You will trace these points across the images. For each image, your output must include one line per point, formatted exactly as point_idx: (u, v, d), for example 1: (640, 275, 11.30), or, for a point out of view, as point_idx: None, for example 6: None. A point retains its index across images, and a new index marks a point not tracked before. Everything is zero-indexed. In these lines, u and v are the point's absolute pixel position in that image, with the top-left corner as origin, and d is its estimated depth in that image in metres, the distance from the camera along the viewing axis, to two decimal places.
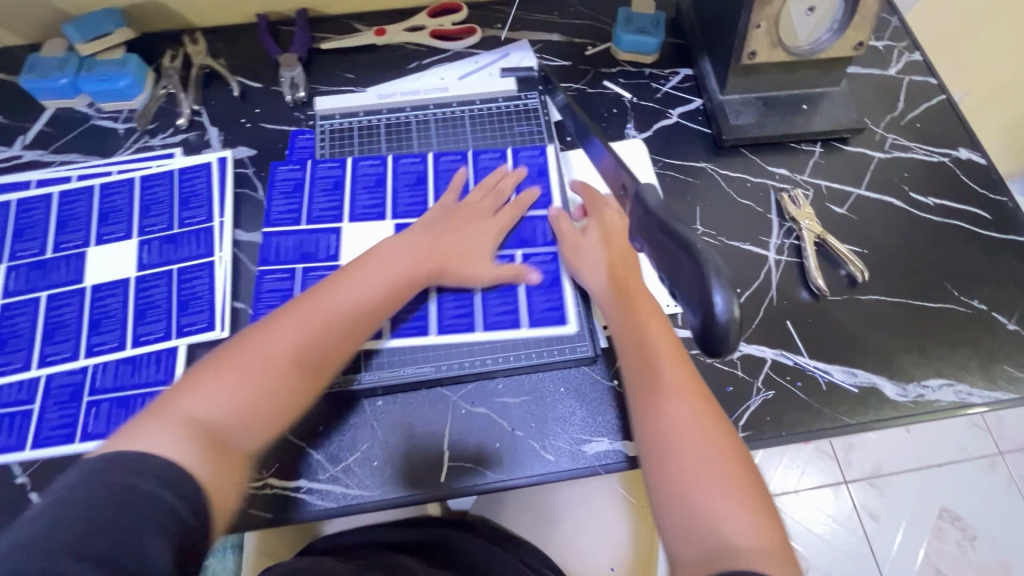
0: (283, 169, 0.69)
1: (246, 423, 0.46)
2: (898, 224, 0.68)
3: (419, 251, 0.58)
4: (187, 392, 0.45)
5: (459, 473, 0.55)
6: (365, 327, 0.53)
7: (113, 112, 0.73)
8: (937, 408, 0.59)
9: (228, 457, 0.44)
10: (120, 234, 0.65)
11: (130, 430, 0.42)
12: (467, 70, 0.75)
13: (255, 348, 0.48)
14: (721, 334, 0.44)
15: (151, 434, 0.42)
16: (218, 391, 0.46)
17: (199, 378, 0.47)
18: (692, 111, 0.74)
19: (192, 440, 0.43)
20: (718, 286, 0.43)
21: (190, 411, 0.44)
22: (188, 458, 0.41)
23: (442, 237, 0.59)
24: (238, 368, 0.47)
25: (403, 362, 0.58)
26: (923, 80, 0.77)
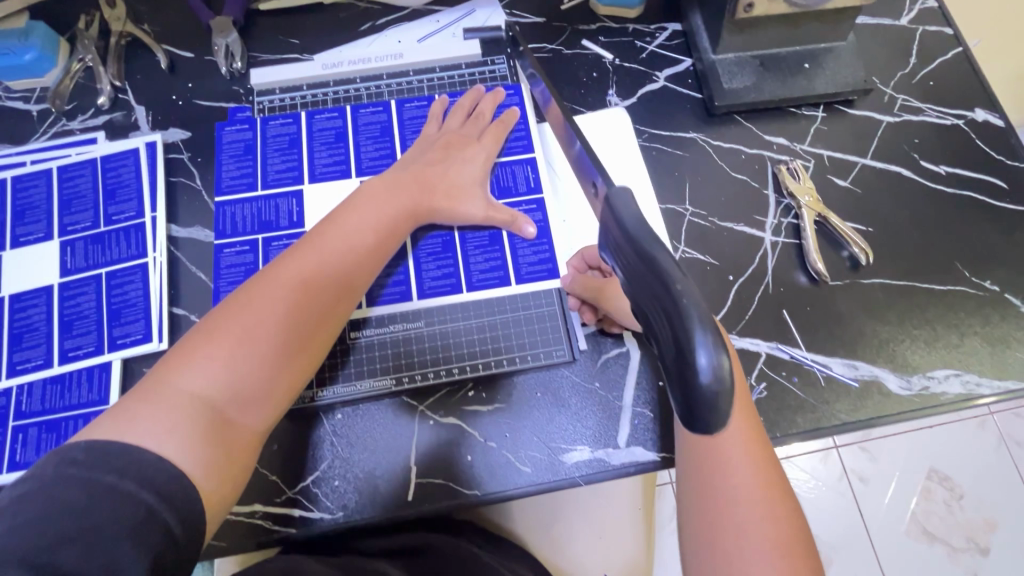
0: (229, 131, 0.62)
1: (247, 397, 0.43)
2: (906, 198, 0.62)
3: (404, 193, 0.54)
4: (175, 370, 0.41)
5: (427, 489, 0.51)
6: (358, 286, 0.50)
7: (24, 90, 0.64)
8: (943, 402, 0.55)
9: (233, 434, 0.42)
10: (40, 234, 0.57)
11: (124, 414, 0.39)
12: (427, 31, 0.66)
13: (242, 317, 0.44)
14: (709, 403, 0.34)
15: (146, 420, 0.38)
16: (215, 365, 0.42)
17: (188, 351, 0.43)
18: (682, 73, 0.66)
19: (195, 424, 0.40)
20: (704, 347, 0.31)
21: (183, 390, 0.41)
22: (193, 445, 0.39)
23: (424, 187, 0.55)
24: (228, 341, 0.43)
25: (365, 374, 0.54)
26: (938, 31, 0.69)
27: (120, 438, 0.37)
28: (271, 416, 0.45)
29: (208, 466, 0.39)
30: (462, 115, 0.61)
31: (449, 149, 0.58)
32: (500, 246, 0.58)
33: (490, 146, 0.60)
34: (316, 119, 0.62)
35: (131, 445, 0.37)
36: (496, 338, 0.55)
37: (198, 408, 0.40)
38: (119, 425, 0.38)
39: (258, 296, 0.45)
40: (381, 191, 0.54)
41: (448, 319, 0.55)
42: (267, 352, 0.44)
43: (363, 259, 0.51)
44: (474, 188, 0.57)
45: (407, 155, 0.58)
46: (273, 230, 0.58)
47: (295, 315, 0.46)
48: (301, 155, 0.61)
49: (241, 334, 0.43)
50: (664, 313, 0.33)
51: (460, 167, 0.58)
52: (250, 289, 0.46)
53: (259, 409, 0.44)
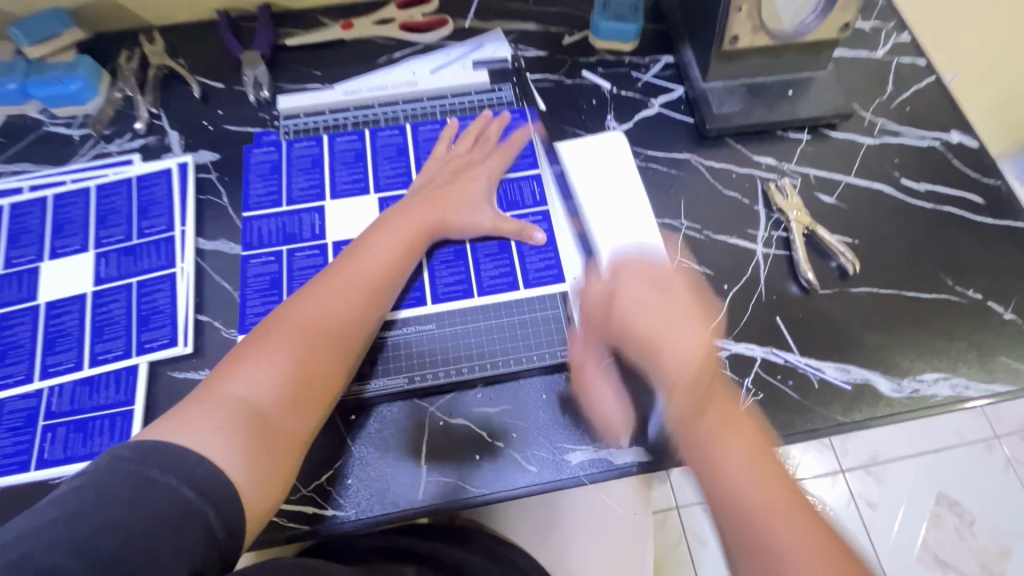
0: (256, 152, 0.67)
1: (285, 403, 0.47)
2: (889, 212, 0.66)
3: (424, 215, 0.59)
4: (224, 378, 0.47)
5: (438, 487, 0.53)
6: (382, 301, 0.54)
7: (67, 117, 0.69)
8: (933, 404, 0.57)
9: (275, 437, 0.46)
10: (77, 247, 0.61)
11: (179, 416, 0.44)
12: (440, 63, 0.72)
13: (282, 335, 0.49)
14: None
15: (197, 422, 0.43)
16: (258, 373, 0.47)
17: (237, 361, 0.48)
18: (675, 100, 0.71)
19: (237, 425, 0.44)
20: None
21: (230, 397, 0.46)
22: (231, 445, 0.43)
23: (437, 207, 0.60)
24: (268, 354, 0.48)
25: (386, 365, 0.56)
26: (912, 62, 0.74)
27: (174, 439, 0.42)
28: (310, 422, 0.48)
29: (245, 463, 0.43)
30: (470, 139, 0.66)
31: (457, 172, 0.63)
32: (508, 255, 0.61)
33: (492, 165, 0.65)
34: (333, 142, 0.67)
35: (176, 442, 0.41)
36: (505, 339, 0.58)
37: (242, 412, 0.45)
38: (173, 427, 0.42)
39: (293, 317, 0.50)
40: (400, 214, 0.59)
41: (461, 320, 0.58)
42: (305, 363, 0.48)
43: (385, 277, 0.55)
44: (480, 203, 0.62)
45: (421, 180, 0.63)
46: (294, 242, 0.62)
47: (325, 330, 0.50)
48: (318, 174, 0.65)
49: (280, 349, 0.48)
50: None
51: (469, 185, 0.62)
52: (287, 309, 0.51)
53: (298, 413, 0.48)
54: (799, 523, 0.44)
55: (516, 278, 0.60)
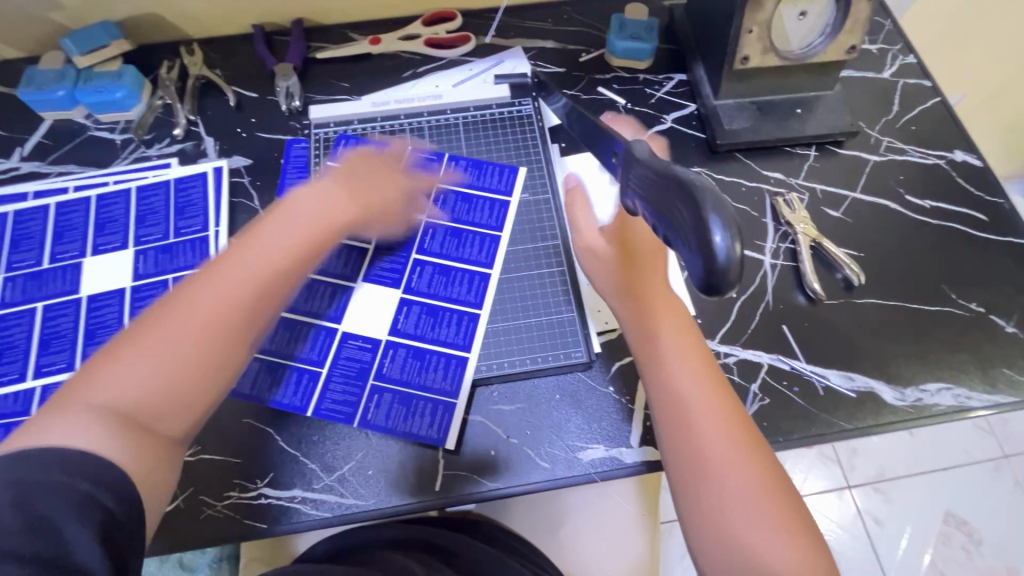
0: (294, 148, 0.71)
1: (165, 404, 0.42)
2: (894, 227, 0.68)
3: (335, 202, 0.55)
4: (94, 380, 0.41)
5: (455, 481, 0.55)
6: (282, 292, 0.49)
7: (110, 122, 0.73)
8: (936, 412, 0.58)
9: (154, 437, 0.42)
10: (117, 244, 0.65)
11: (41, 422, 0.39)
12: (463, 77, 0.76)
13: (167, 324, 0.44)
14: (720, 279, 0.33)
15: (62, 426, 0.38)
16: (137, 370, 0.42)
17: (106, 359, 0.42)
18: (687, 116, 0.74)
19: (109, 426, 0.39)
20: (716, 219, 0.32)
21: (101, 397, 0.40)
22: (114, 448, 0.39)
23: (349, 199, 0.56)
24: (143, 350, 0.42)
25: (342, 364, 0.58)
26: (917, 83, 0.77)
27: (36, 444, 0.37)
28: (193, 418, 0.44)
29: (130, 465, 0.39)
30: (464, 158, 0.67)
31: (367, 172, 0.60)
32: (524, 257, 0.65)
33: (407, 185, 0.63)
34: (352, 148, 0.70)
35: (53, 445, 0.37)
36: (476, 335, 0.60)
37: (117, 411, 0.40)
38: (38, 432, 0.38)
39: (176, 305, 0.45)
40: (310, 198, 0.54)
41: (430, 313, 0.61)
42: (191, 357, 0.43)
43: (292, 264, 0.50)
44: (411, 203, 0.61)
45: (336, 168, 0.59)
46: None
47: (223, 321, 0.45)
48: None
49: (154, 343, 0.43)
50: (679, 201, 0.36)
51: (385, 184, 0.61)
52: (170, 301, 0.45)
53: (179, 411, 0.43)
54: (741, 444, 0.45)
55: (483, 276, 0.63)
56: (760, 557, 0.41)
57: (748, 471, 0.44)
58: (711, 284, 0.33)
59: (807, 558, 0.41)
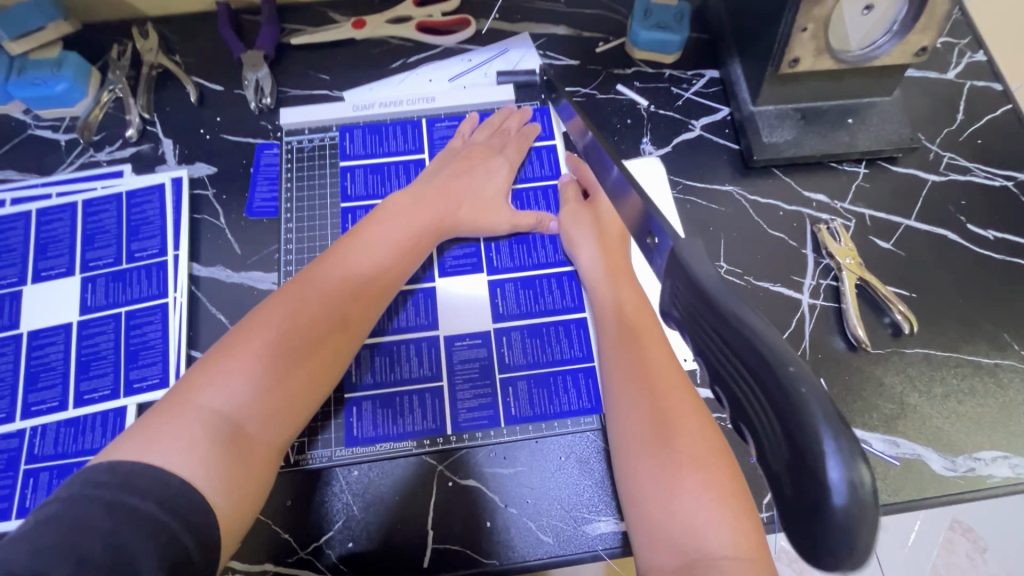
0: (267, 154, 0.62)
1: (267, 414, 0.42)
2: (952, 263, 0.59)
3: (426, 204, 0.55)
4: (198, 388, 0.40)
5: (444, 557, 0.49)
6: (380, 300, 0.50)
7: (53, 119, 0.63)
8: (989, 486, 0.52)
9: (252, 450, 0.41)
10: (62, 270, 0.57)
11: (148, 434, 0.38)
12: (460, 71, 0.66)
13: (276, 325, 0.44)
14: (841, 535, 0.24)
15: (168, 438, 0.37)
16: (237, 382, 0.41)
17: (210, 366, 0.42)
18: (718, 123, 0.65)
19: (214, 442, 0.39)
20: (829, 443, 0.24)
21: (208, 401, 0.40)
22: (209, 467, 0.37)
23: (448, 202, 0.56)
24: (253, 349, 0.42)
25: (459, 368, 0.54)
26: (986, 86, 0.66)
27: (143, 458, 0.36)
28: (290, 432, 0.43)
29: (227, 485, 0.38)
30: (489, 130, 0.61)
31: (473, 159, 0.59)
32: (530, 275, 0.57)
33: (512, 158, 0.60)
34: (351, 138, 0.63)
35: (152, 464, 0.36)
36: (589, 337, 0.55)
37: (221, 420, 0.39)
38: (144, 443, 0.37)
39: (282, 304, 0.45)
40: (407, 202, 0.54)
41: (533, 335, 0.55)
42: (297, 367, 0.44)
43: (391, 270, 0.51)
44: (497, 199, 0.58)
45: (430, 168, 0.59)
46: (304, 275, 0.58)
47: (322, 323, 0.45)
48: (345, 177, 0.61)
49: (262, 346, 0.42)
50: (754, 381, 0.27)
51: (482, 179, 0.58)
52: (278, 298, 0.45)
53: (279, 420, 0.43)
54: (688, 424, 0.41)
55: (571, 275, 0.57)
56: (692, 532, 0.37)
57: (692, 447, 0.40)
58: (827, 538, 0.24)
59: (749, 546, 0.36)
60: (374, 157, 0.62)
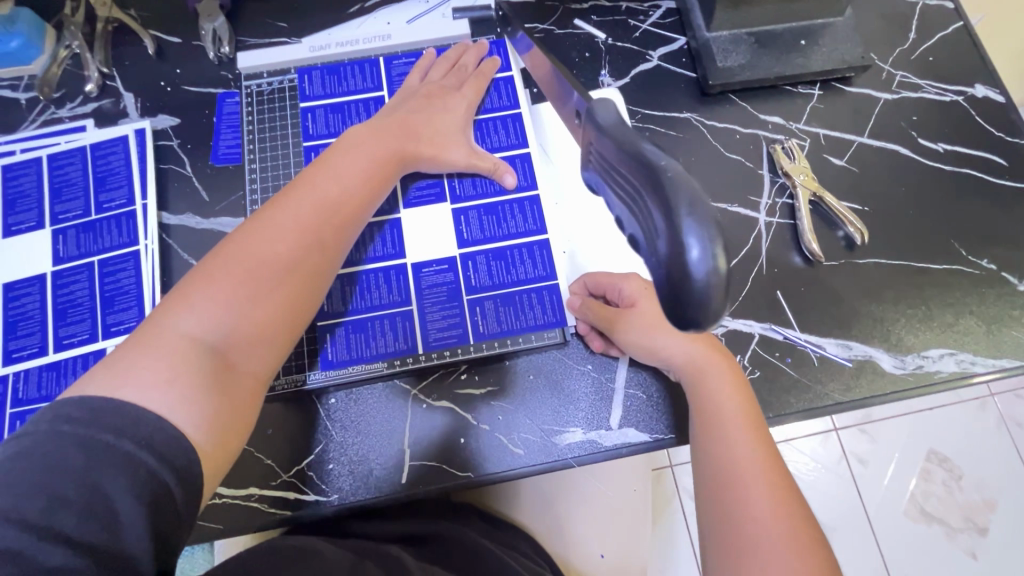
0: (229, 102, 0.63)
1: (246, 343, 0.42)
2: (904, 176, 0.61)
3: (388, 135, 0.54)
4: (170, 317, 0.40)
5: (422, 472, 0.52)
6: (350, 232, 0.50)
7: (12, 78, 0.63)
8: (937, 381, 0.54)
9: (235, 380, 0.41)
10: (32, 223, 0.57)
11: (122, 365, 0.37)
12: (417, 12, 0.66)
13: (244, 259, 0.43)
14: (698, 309, 0.26)
15: (145, 370, 0.37)
16: (213, 312, 0.40)
17: (183, 295, 0.41)
18: (676, 52, 0.65)
19: (194, 369, 0.38)
20: (691, 229, 0.25)
21: (179, 333, 0.39)
22: (194, 397, 0.37)
23: (408, 136, 0.55)
24: (221, 282, 0.42)
25: (427, 292, 0.56)
26: (938, 5, 0.67)
27: (116, 393, 0.35)
28: (273, 361, 0.44)
29: (209, 416, 0.38)
30: (446, 67, 0.62)
31: (431, 98, 0.58)
32: (493, 203, 0.59)
33: (470, 95, 0.60)
34: (309, 80, 0.63)
35: (127, 400, 0.35)
36: (552, 259, 0.57)
37: (197, 352, 0.39)
38: (113, 378, 0.36)
39: (253, 235, 0.44)
40: (370, 134, 0.53)
41: (497, 259, 0.57)
42: (269, 300, 0.43)
43: (357, 204, 0.50)
44: (456, 136, 0.58)
45: (388, 104, 0.58)
46: None
47: (295, 256, 0.45)
48: (306, 118, 0.62)
49: (234, 277, 0.42)
50: (642, 190, 0.28)
51: (440, 116, 0.58)
52: (244, 235, 0.45)
53: (259, 350, 0.43)
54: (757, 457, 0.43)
55: (532, 200, 0.59)
56: (745, 474, 0.42)
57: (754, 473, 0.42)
58: (685, 318, 0.27)
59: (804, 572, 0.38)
60: (334, 100, 0.62)
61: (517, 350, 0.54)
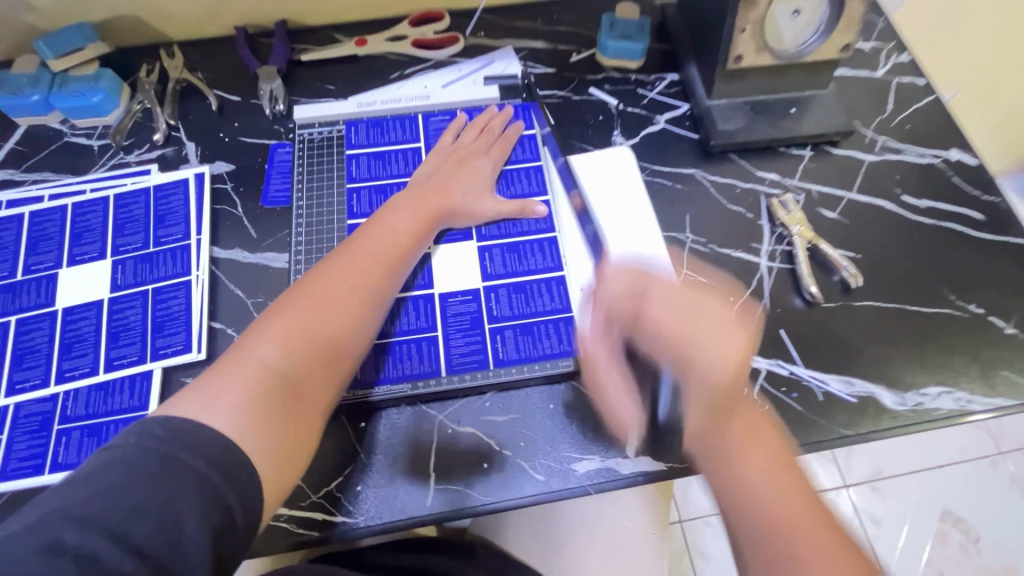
0: (281, 151, 0.70)
1: (309, 372, 0.48)
2: (892, 228, 0.67)
3: (427, 196, 0.62)
4: (249, 347, 0.47)
5: (447, 496, 0.53)
6: (398, 276, 0.56)
7: (88, 128, 0.71)
8: (936, 417, 0.57)
9: (298, 406, 0.46)
10: (94, 254, 0.63)
11: (207, 386, 0.43)
12: (452, 78, 0.74)
13: (310, 299, 0.50)
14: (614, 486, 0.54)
15: (223, 394, 0.43)
16: (283, 341, 0.47)
17: (260, 330, 0.48)
18: (680, 117, 0.73)
19: (263, 394, 0.44)
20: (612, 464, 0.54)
21: (256, 362, 0.46)
22: (259, 420, 0.43)
23: (444, 195, 0.62)
24: (286, 323, 0.49)
25: (452, 320, 0.60)
26: (912, 81, 0.76)
27: (196, 416, 0.40)
28: (329, 391, 0.49)
29: (269, 441, 0.42)
30: (476, 131, 0.69)
31: (463, 161, 0.66)
32: (518, 241, 0.64)
33: (496, 157, 0.68)
34: (355, 131, 0.70)
35: (201, 423, 0.40)
36: (568, 293, 0.61)
37: (268, 378, 0.45)
38: (201, 399, 0.42)
39: (318, 280, 0.52)
40: (411, 197, 0.62)
41: (519, 291, 0.61)
42: (327, 334, 0.49)
43: (401, 254, 0.57)
44: (484, 190, 0.65)
45: (427, 167, 0.66)
46: (313, 252, 0.63)
47: (352, 296, 0.52)
48: (351, 163, 0.68)
49: (301, 314, 0.49)
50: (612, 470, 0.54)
51: (470, 174, 0.65)
52: (307, 285, 0.52)
53: (319, 381, 0.48)
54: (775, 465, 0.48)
55: (552, 240, 0.64)
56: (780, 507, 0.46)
57: (792, 498, 0.47)
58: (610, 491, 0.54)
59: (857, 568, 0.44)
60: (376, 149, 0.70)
61: (536, 376, 0.58)
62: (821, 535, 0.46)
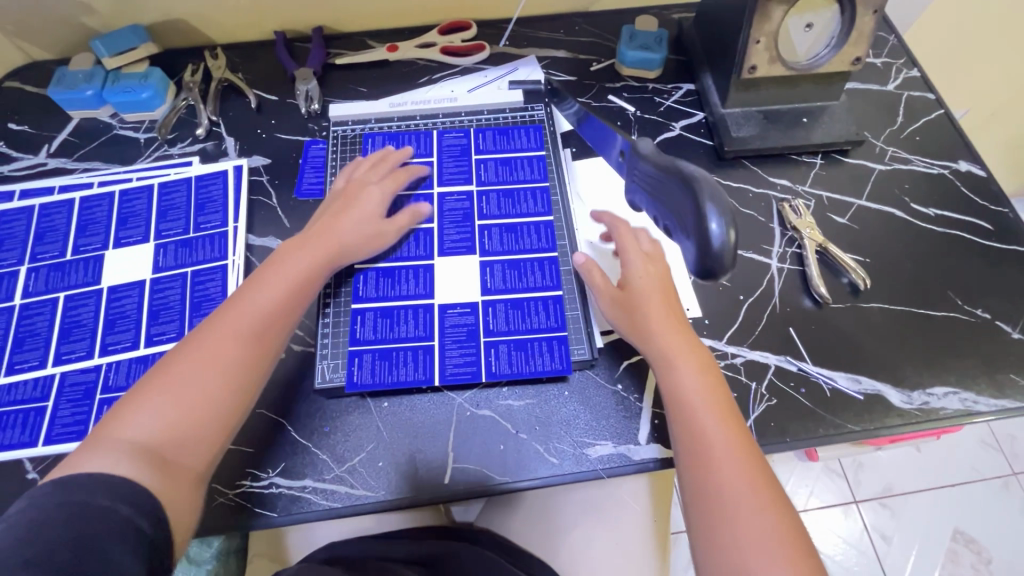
0: (315, 147, 0.74)
1: (190, 438, 0.46)
2: (900, 234, 0.69)
3: (314, 239, 0.59)
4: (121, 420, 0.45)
5: (465, 475, 0.56)
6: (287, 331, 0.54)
7: (135, 122, 0.76)
8: (942, 416, 0.59)
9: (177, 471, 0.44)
10: (138, 238, 0.67)
11: (73, 460, 0.42)
12: (477, 83, 0.78)
13: (180, 362, 0.48)
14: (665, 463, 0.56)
15: (84, 464, 0.42)
16: (154, 411, 0.45)
17: (132, 402, 0.46)
18: (694, 124, 0.76)
19: (137, 463, 0.42)
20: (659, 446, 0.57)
21: (133, 434, 0.44)
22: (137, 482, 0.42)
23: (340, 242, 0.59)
24: (138, 395, 0.46)
25: (450, 331, 0.61)
26: (921, 96, 0.78)
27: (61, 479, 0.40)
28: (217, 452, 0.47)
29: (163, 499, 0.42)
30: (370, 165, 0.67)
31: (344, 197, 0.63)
32: (517, 258, 0.65)
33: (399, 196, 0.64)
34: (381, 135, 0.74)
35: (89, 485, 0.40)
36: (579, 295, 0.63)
37: (140, 449, 0.43)
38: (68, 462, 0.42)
39: (209, 339, 0.50)
40: (300, 244, 0.59)
41: (516, 307, 0.62)
42: (208, 393, 0.47)
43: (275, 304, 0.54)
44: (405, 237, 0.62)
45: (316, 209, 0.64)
46: None
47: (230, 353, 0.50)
48: None
49: (175, 378, 0.47)
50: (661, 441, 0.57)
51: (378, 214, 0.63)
52: (240, 292, 0.54)
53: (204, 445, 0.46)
54: (735, 448, 0.48)
55: (553, 259, 0.65)
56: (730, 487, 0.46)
57: (742, 483, 0.46)
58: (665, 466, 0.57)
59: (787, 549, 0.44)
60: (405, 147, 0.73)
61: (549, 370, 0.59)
62: (768, 512, 0.45)
